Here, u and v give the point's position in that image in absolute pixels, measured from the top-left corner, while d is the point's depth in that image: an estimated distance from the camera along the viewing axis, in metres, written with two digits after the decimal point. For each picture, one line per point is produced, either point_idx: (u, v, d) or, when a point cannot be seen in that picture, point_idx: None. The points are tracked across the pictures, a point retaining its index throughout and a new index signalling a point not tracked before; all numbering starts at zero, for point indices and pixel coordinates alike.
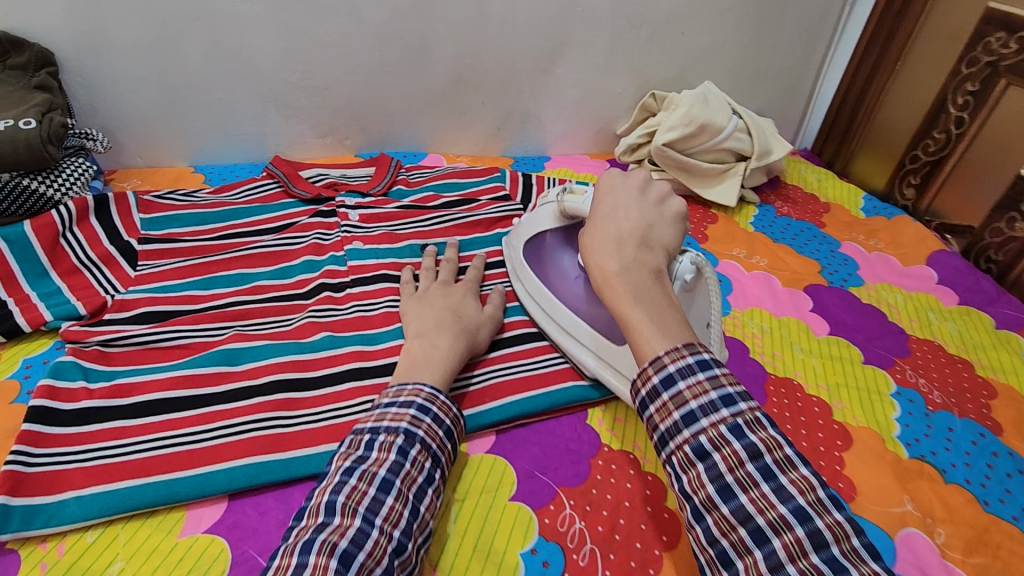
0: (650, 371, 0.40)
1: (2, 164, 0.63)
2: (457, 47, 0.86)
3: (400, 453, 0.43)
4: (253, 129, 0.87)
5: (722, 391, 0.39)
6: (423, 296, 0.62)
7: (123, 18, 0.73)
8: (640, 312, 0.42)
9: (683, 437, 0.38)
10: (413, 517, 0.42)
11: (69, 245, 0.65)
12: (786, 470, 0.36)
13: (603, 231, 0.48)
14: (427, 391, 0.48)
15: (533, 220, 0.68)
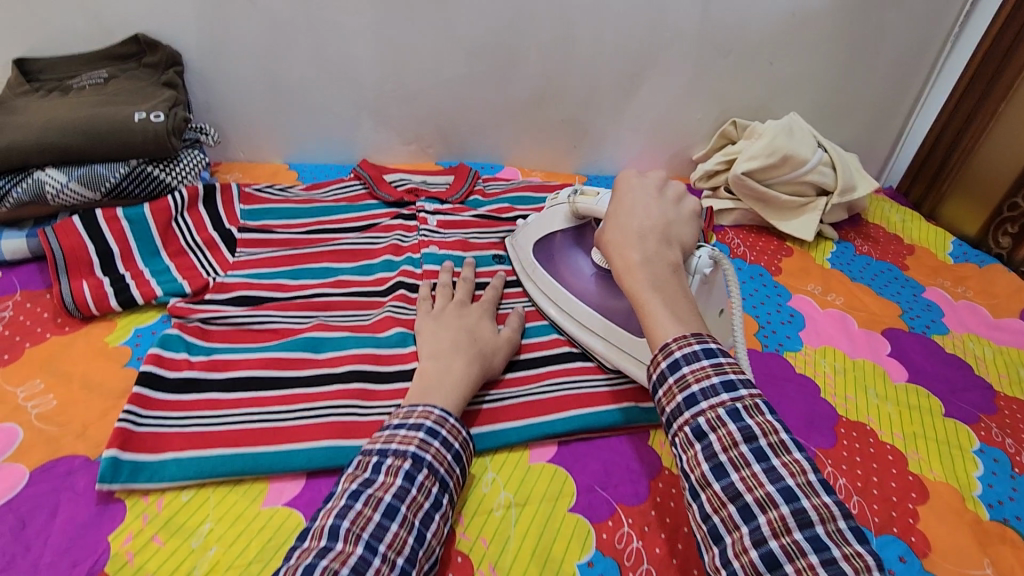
0: (661, 357, 0.43)
1: (133, 151, 0.70)
2: (544, 66, 0.89)
3: (406, 478, 0.44)
4: (345, 133, 0.92)
5: (723, 376, 0.42)
6: (440, 315, 0.62)
7: (244, 26, 0.80)
8: (658, 300, 0.46)
9: (684, 419, 0.42)
10: (418, 544, 0.42)
11: (179, 228, 0.71)
12: (779, 453, 0.39)
13: (628, 227, 0.51)
14: (437, 413, 0.48)
15: (542, 221, 0.71)
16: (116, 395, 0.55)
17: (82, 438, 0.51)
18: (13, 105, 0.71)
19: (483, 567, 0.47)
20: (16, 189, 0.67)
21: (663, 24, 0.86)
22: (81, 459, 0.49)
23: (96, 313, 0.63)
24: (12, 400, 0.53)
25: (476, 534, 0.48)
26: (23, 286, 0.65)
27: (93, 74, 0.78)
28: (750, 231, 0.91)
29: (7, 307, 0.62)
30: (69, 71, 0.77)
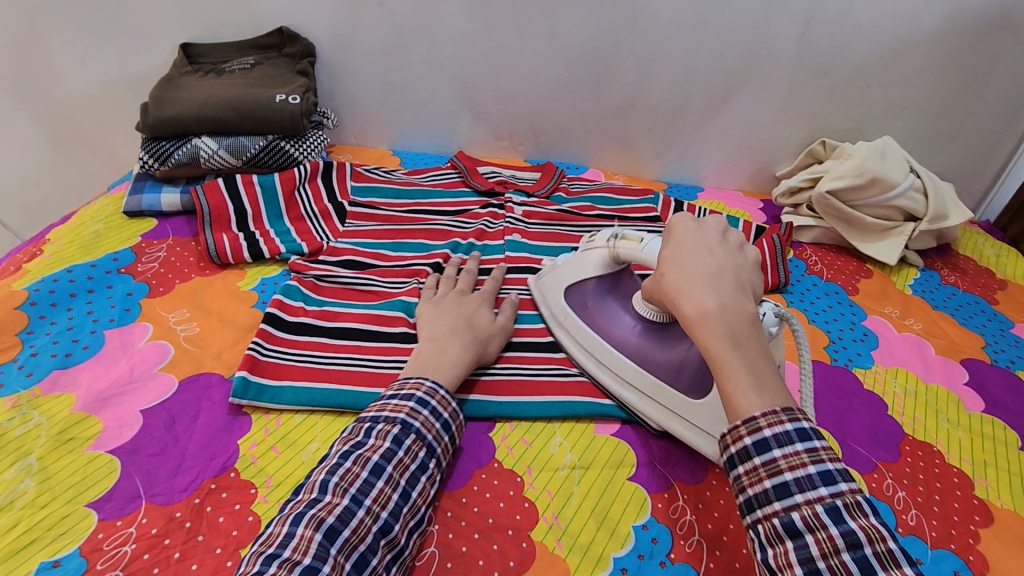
0: (742, 430, 0.40)
1: (272, 128, 0.81)
2: (637, 75, 0.93)
3: (395, 441, 0.48)
4: (446, 126, 1.01)
5: (820, 464, 0.38)
6: (437, 301, 0.66)
7: (372, 25, 0.90)
8: (740, 363, 0.41)
9: (772, 508, 0.39)
10: (402, 501, 0.46)
11: (301, 196, 0.81)
12: (888, 567, 0.35)
13: (693, 269, 0.46)
14: (428, 385, 0.52)
15: (574, 266, 0.67)
16: (245, 328, 0.65)
17: (218, 360, 0.61)
18: (179, 81, 0.84)
19: (547, 514, 0.51)
20: (177, 151, 0.79)
21: (759, 43, 0.89)
22: (217, 377, 0.59)
23: (231, 262, 0.73)
24: (165, 323, 0.64)
25: (543, 486, 0.53)
26: (175, 234, 0.77)
27: (242, 60, 0.89)
28: (829, 251, 0.91)
29: (162, 249, 0.74)
30: (224, 56, 0.90)
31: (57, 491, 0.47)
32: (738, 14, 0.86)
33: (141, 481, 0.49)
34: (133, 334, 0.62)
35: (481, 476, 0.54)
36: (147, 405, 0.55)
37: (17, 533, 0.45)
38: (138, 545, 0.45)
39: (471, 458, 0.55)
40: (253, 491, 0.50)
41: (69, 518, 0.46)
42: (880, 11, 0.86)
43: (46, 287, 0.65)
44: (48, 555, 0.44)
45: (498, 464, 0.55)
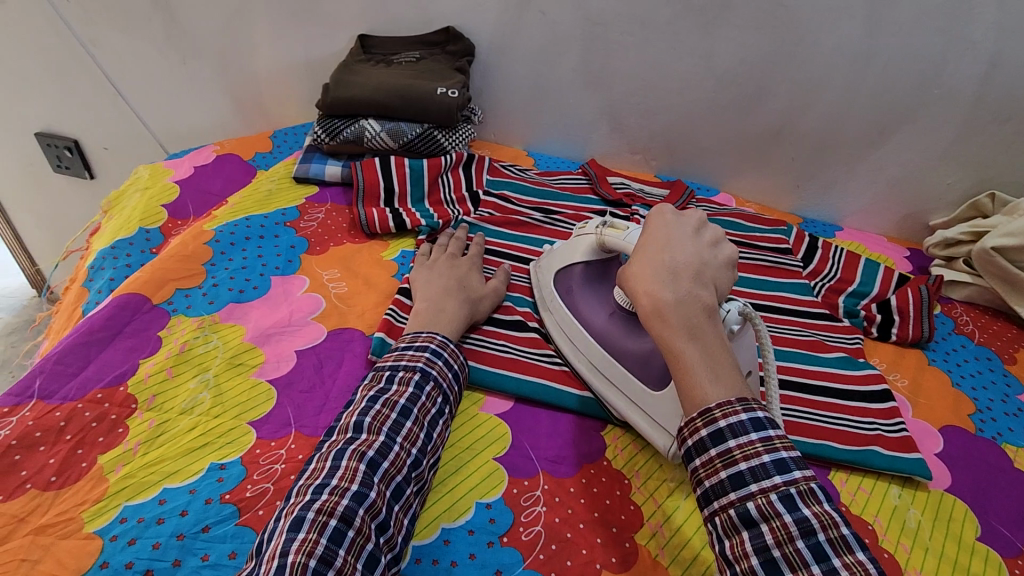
0: (700, 423, 0.43)
1: (429, 118, 0.88)
2: (790, 102, 0.91)
3: (417, 386, 0.51)
4: (583, 134, 1.04)
5: (774, 454, 0.41)
6: (431, 265, 0.69)
7: (532, 31, 0.94)
8: (695, 351, 0.44)
9: (728, 499, 0.41)
10: (427, 439, 0.50)
11: (443, 183, 0.87)
12: (809, 502, 0.39)
13: (656, 261, 0.49)
14: (439, 338, 0.56)
15: (565, 251, 0.69)
16: (386, 295, 0.70)
17: (361, 318, 0.67)
18: (355, 68, 0.92)
19: (653, 521, 0.51)
20: (346, 129, 0.88)
21: (935, 81, 0.83)
22: (359, 333, 0.65)
23: (377, 232, 0.80)
24: (320, 278, 0.71)
25: (650, 493, 0.54)
26: (332, 201, 0.85)
27: (410, 53, 0.97)
28: (983, 313, 0.83)
29: (321, 213, 0.82)
30: (393, 49, 0.98)
31: (227, 406, 0.55)
32: (916, 50, 0.81)
33: (293, 411, 0.55)
34: (293, 283, 0.70)
35: (589, 470, 0.55)
36: (301, 346, 0.62)
37: (195, 434, 0.52)
38: (287, 466, 0.50)
39: (581, 451, 0.57)
40: None
41: (235, 431, 0.53)
42: None
43: (228, 230, 0.75)
44: (217, 458, 0.50)
45: (607, 462, 0.56)
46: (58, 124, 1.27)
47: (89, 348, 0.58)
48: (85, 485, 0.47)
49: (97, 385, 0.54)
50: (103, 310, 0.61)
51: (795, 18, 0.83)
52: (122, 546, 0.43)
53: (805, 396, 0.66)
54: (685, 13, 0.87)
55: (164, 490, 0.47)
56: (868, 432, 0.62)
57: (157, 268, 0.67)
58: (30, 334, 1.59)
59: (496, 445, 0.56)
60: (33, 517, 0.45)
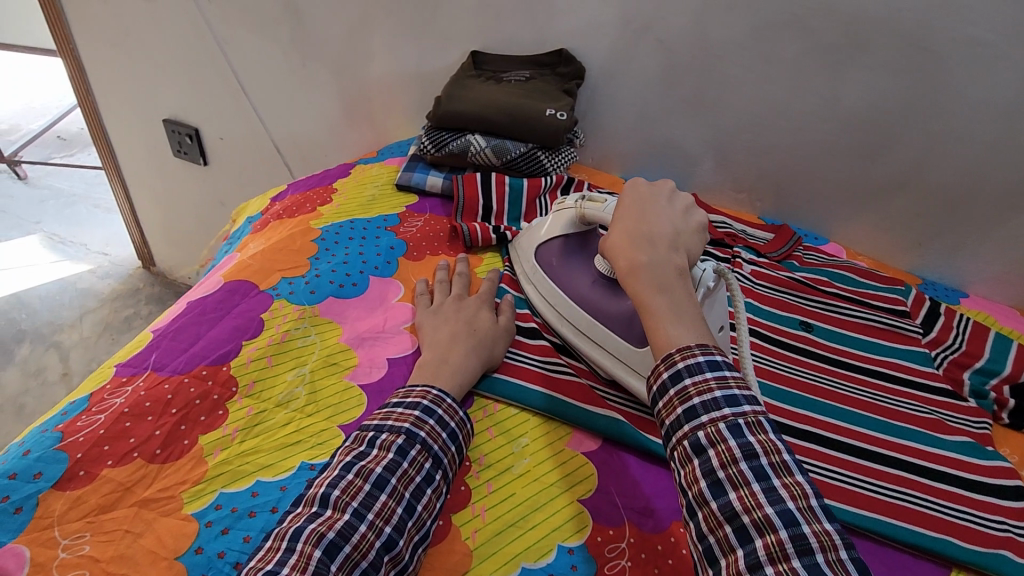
0: (663, 368, 0.46)
1: (535, 138, 0.87)
2: (922, 153, 0.84)
3: (399, 453, 0.47)
4: (685, 167, 1.01)
5: (725, 391, 0.43)
6: (436, 309, 0.65)
7: (646, 59, 0.93)
8: (663, 302, 0.49)
9: (697, 470, 0.42)
10: (407, 514, 0.45)
11: (541, 204, 0.86)
12: (780, 474, 0.40)
13: (633, 231, 0.55)
14: (434, 393, 0.51)
15: (542, 228, 0.74)
16: None
17: None
18: (465, 83, 0.94)
19: None
20: (451, 142, 0.89)
21: None
22: None
23: (474, 246, 0.80)
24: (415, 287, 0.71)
25: None
26: (431, 212, 0.86)
27: (519, 72, 0.97)
28: None
29: (420, 221, 0.83)
30: (503, 67, 0.99)
31: (320, 406, 0.55)
32: None
33: None
34: (389, 288, 0.70)
35: (679, 529, 0.51)
36: (395, 355, 0.62)
37: (290, 430, 0.53)
38: None
39: (671, 507, 0.53)
40: (467, 464, 0.53)
41: (325, 432, 0.53)
42: None
43: (334, 230, 0.78)
44: (307, 458, 0.50)
45: None
46: (184, 113, 1.38)
47: (200, 326, 0.60)
48: (185, 464, 0.48)
49: (203, 362, 0.56)
50: (216, 295, 0.65)
51: (941, 65, 0.77)
52: (216, 535, 0.44)
53: (924, 480, 0.60)
54: (815, 52, 0.83)
55: (257, 483, 0.48)
56: (995, 534, 0.55)
57: (267, 262, 0.70)
58: (132, 302, 1.73)
59: (580, 487, 0.53)
60: (138, 488, 0.46)
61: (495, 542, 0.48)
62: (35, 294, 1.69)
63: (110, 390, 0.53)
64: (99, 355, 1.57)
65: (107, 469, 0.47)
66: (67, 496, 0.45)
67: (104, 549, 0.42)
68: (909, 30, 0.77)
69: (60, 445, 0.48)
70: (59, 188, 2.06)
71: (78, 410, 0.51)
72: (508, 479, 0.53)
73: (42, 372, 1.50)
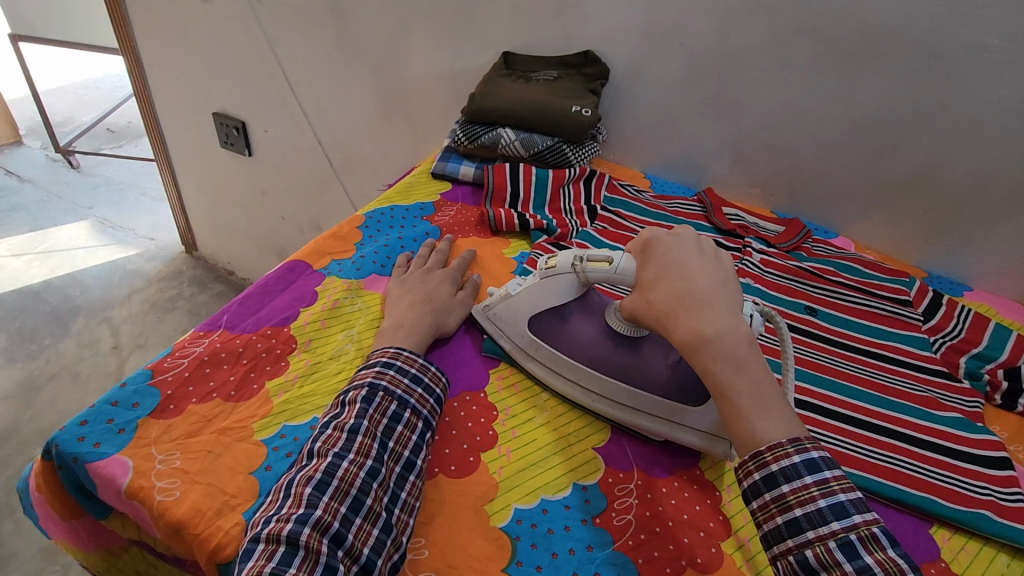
0: (753, 468, 0.46)
1: (560, 132, 0.94)
2: (928, 152, 0.88)
3: (365, 401, 0.53)
4: (702, 163, 1.06)
5: (804, 455, 0.45)
6: (402, 280, 0.71)
7: (668, 61, 0.99)
8: (746, 387, 0.47)
9: (787, 545, 0.44)
10: (382, 449, 0.51)
11: (564, 194, 0.93)
12: (872, 550, 0.42)
13: (681, 293, 0.52)
14: (390, 351, 0.59)
15: (518, 303, 0.64)
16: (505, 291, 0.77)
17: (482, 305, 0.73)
18: (497, 81, 1.01)
19: (740, 534, 0.53)
20: (484, 134, 0.96)
21: None
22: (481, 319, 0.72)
23: (502, 231, 0.87)
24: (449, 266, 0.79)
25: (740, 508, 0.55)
26: (463, 201, 0.93)
27: (548, 72, 1.04)
28: None
29: (453, 210, 0.90)
30: (533, 66, 1.06)
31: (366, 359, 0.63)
32: None
33: None
34: None
35: (681, 475, 0.57)
36: None
37: (341, 378, 0.60)
38: None
39: (676, 458, 0.59)
40: (494, 413, 0.60)
41: None
42: None
43: (376, 217, 0.85)
44: None
45: (698, 471, 0.58)
46: (232, 108, 1.48)
47: (264, 295, 0.68)
48: (255, 402, 0.56)
49: (268, 324, 0.64)
50: (276, 272, 0.72)
51: (947, 69, 0.82)
52: (281, 457, 0.52)
53: (912, 447, 0.65)
54: (828, 56, 0.88)
55: (313, 418, 0.55)
56: (979, 496, 0.60)
57: (319, 242, 0.78)
58: (176, 284, 1.84)
59: (592, 437, 0.60)
60: (217, 419, 0.54)
61: (518, 477, 0.55)
62: (88, 274, 1.81)
63: (189, 341, 0.61)
64: (145, 331, 1.68)
65: (192, 404, 0.55)
66: (161, 423, 0.53)
67: (192, 463, 0.50)
68: (917, 36, 0.81)
69: (152, 382, 0.56)
70: (108, 176, 2.18)
71: (164, 354, 0.59)
72: (531, 426, 0.60)
73: (95, 345, 1.62)
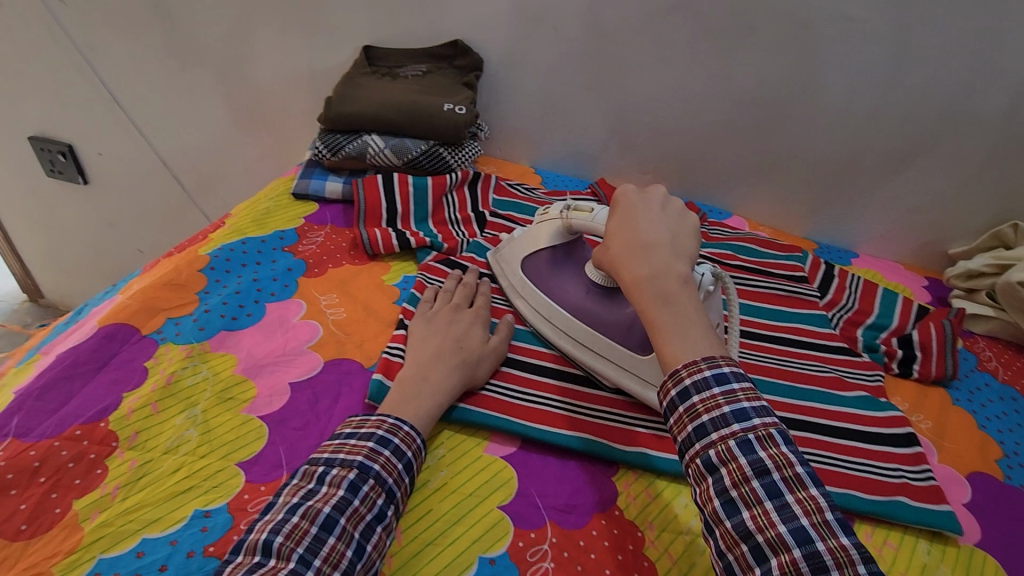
0: (669, 385, 0.43)
1: (435, 135, 0.85)
2: (806, 126, 0.88)
3: (350, 489, 0.43)
4: (592, 153, 1.01)
5: (717, 372, 0.43)
6: (428, 317, 0.63)
7: (543, 46, 0.92)
8: (666, 316, 0.46)
9: (693, 450, 0.41)
10: (357, 558, 0.41)
11: (448, 202, 0.83)
12: (793, 488, 0.38)
13: (633, 239, 0.51)
14: (389, 423, 0.48)
15: (526, 240, 0.71)
16: (387, 324, 0.67)
17: (360, 348, 0.63)
18: (358, 80, 0.89)
19: None
20: (348, 144, 0.85)
21: (958, 106, 0.80)
22: (358, 365, 0.61)
23: (381, 254, 0.76)
24: (318, 304, 0.67)
25: (665, 548, 0.50)
26: (332, 222, 0.82)
27: (416, 67, 0.94)
28: (1007, 348, 0.80)
29: (321, 235, 0.79)
30: (399, 61, 0.95)
31: (215, 445, 0.51)
32: (941, 73, 0.79)
33: (285, 451, 0.51)
34: (290, 309, 0.66)
35: (600, 521, 0.51)
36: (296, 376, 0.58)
37: (180, 477, 0.48)
38: None
39: (593, 499, 0.53)
40: None
41: (222, 473, 0.49)
42: None
43: (224, 255, 0.72)
44: (201, 504, 0.46)
45: (619, 512, 0.52)
46: (52, 129, 1.24)
47: (73, 381, 0.54)
48: (57, 535, 0.43)
49: (77, 422, 0.50)
50: (90, 341, 0.58)
51: (816, 39, 0.80)
52: None
53: (828, 439, 0.63)
54: (702, 33, 0.84)
55: (143, 541, 0.43)
56: (894, 481, 0.59)
57: (147, 297, 0.64)
58: None
59: (500, 492, 0.52)
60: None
61: (415, 563, 0.46)
62: None
63: None
64: None
65: None
66: None
67: None
68: (788, 9, 0.79)
69: None
70: None
71: None
72: (426, 494, 0.51)
73: None
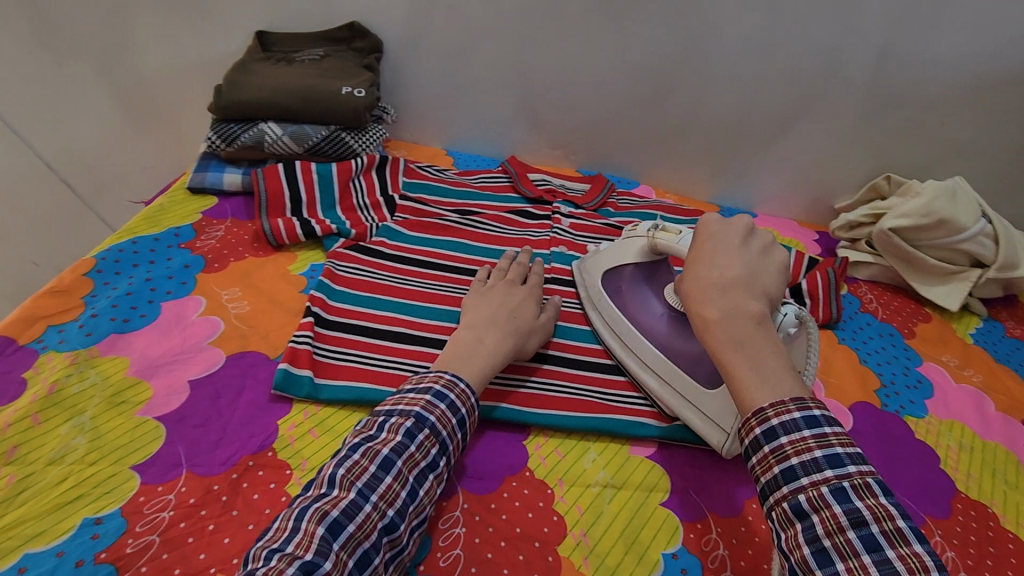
0: (752, 420, 0.41)
1: (336, 120, 0.83)
2: (699, 94, 0.92)
3: (407, 436, 0.45)
4: (502, 132, 1.02)
5: (806, 412, 0.40)
6: (486, 289, 0.63)
7: (442, 25, 0.91)
8: (742, 359, 0.43)
9: (781, 493, 0.39)
10: (410, 499, 0.44)
11: (355, 187, 0.81)
12: (895, 542, 0.35)
13: (704, 276, 0.47)
14: (447, 378, 0.50)
15: (615, 250, 0.67)
16: (294, 313, 0.65)
17: (265, 340, 0.61)
18: (251, 67, 0.86)
19: (575, 531, 0.50)
20: (244, 134, 0.82)
21: (831, 68, 0.86)
22: (263, 356, 0.59)
23: (286, 244, 0.74)
24: (218, 299, 0.65)
25: (573, 501, 0.52)
26: (233, 215, 0.79)
27: (313, 51, 0.92)
28: (885, 290, 0.88)
29: (221, 229, 0.76)
30: (295, 46, 0.92)
31: (106, 450, 0.49)
32: (813, 38, 0.84)
33: (184, 450, 0.50)
34: (188, 306, 0.64)
35: (511, 483, 0.53)
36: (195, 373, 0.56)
37: (66, 487, 0.46)
38: (176, 513, 0.45)
39: (505, 464, 0.54)
40: (286, 472, 0.50)
41: (114, 478, 0.47)
42: (960, 44, 0.83)
43: (112, 256, 0.68)
44: (91, 512, 0.45)
45: (530, 473, 0.54)
46: None
47: None
48: None
49: None
50: None
51: (700, 9, 0.84)
52: None
53: None
54: (595, 7, 0.86)
55: (25, 556, 0.42)
56: None
57: (25, 306, 0.60)
58: None
59: None
60: None
61: None
62: None
63: None
64: None
65: None
66: None
67: None
68: None
69: None
70: None
71: None
72: None
73: None
